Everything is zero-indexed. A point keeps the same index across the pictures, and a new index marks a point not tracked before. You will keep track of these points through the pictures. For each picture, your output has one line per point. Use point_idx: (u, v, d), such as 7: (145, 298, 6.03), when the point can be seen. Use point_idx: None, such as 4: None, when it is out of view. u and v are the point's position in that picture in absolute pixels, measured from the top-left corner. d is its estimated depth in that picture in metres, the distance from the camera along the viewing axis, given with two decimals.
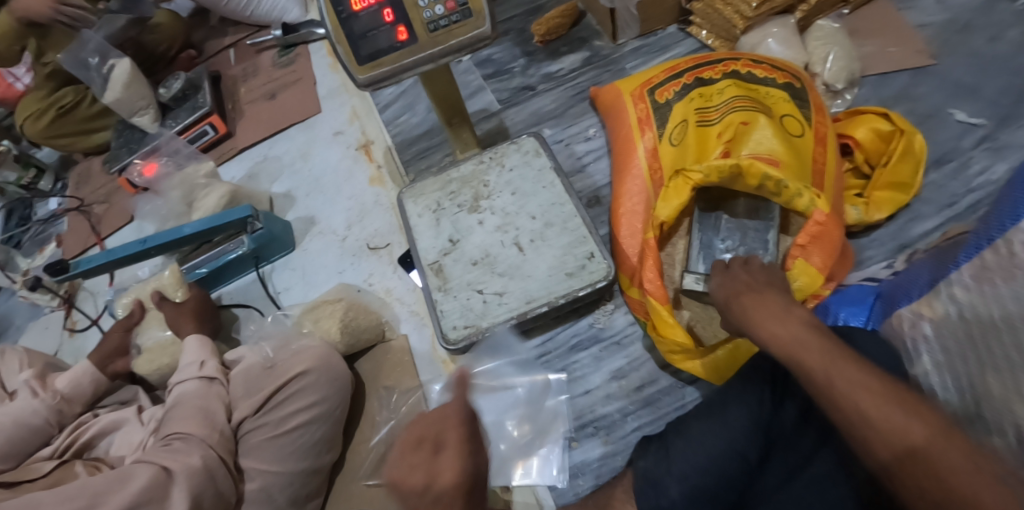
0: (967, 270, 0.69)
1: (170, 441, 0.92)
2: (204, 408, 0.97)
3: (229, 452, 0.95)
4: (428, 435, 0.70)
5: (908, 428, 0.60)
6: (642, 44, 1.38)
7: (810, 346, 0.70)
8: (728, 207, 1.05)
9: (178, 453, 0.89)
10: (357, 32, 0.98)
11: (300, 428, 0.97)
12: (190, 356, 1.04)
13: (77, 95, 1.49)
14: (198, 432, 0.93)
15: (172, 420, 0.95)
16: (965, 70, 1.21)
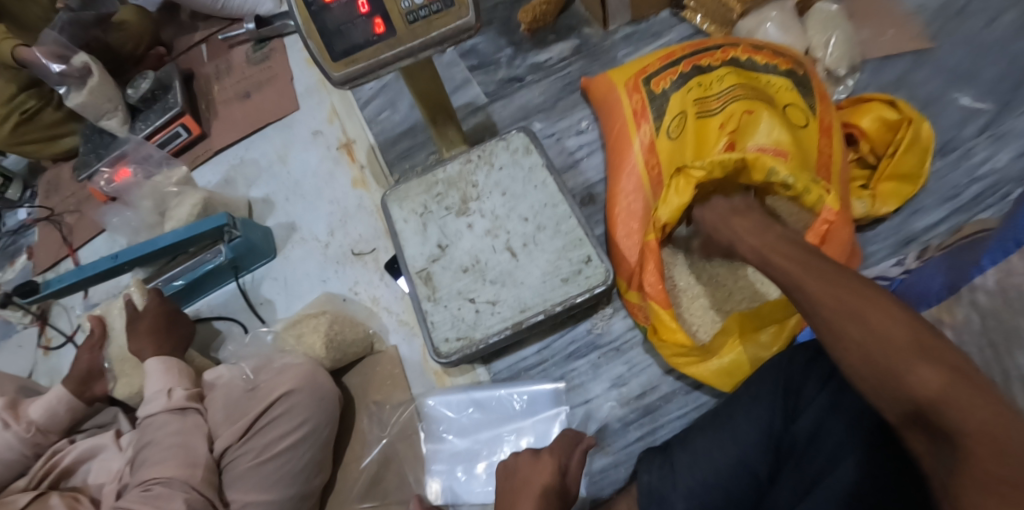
0: (992, 275, 0.63)
1: (150, 486, 0.87)
2: (181, 443, 0.91)
3: (212, 486, 0.89)
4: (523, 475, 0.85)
5: (916, 361, 0.55)
6: (633, 31, 1.32)
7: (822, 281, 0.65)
8: None
9: (160, 499, 0.84)
10: (330, 27, 0.91)
11: (289, 451, 0.92)
12: (161, 380, 0.98)
13: (41, 99, 1.42)
14: (179, 473, 0.87)
15: (148, 463, 0.89)
16: (967, 52, 1.16)
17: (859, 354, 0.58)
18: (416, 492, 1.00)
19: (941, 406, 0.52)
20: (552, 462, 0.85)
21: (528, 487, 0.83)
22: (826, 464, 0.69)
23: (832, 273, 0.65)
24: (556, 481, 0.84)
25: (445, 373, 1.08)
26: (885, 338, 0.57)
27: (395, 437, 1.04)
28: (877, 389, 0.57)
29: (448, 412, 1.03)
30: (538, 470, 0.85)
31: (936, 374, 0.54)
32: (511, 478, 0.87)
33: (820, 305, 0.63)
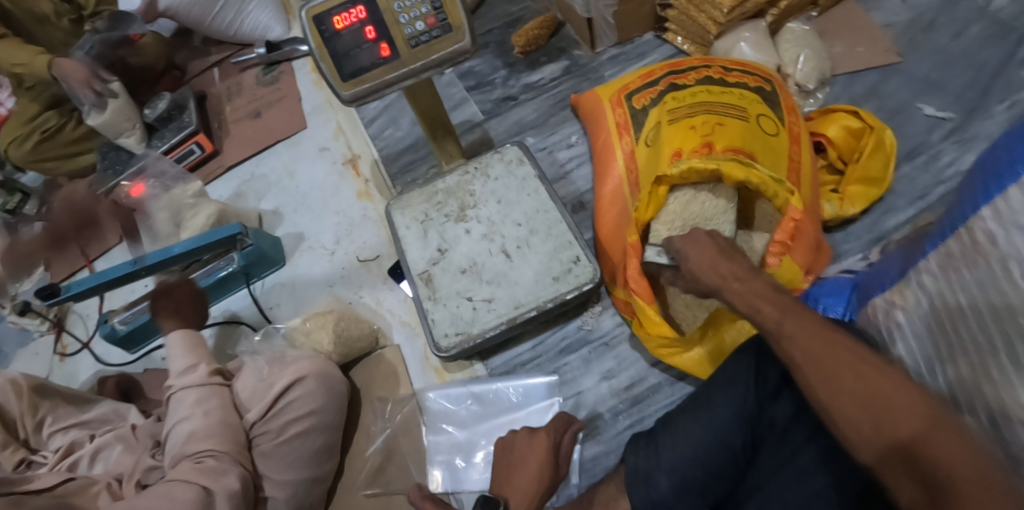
0: (933, 258, 0.71)
1: (201, 458, 0.91)
2: (221, 419, 0.96)
3: (247, 458, 0.96)
4: (518, 457, 0.92)
5: (892, 406, 0.59)
6: (620, 52, 1.41)
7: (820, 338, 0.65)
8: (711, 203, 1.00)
9: (215, 472, 0.89)
10: (340, 51, 0.99)
11: (303, 436, 0.99)
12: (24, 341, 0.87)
13: (61, 118, 1.52)
14: (225, 448, 0.93)
15: (189, 439, 0.93)
16: (933, 65, 1.25)
17: (845, 402, 0.61)
18: (418, 480, 1.06)
19: (903, 432, 0.58)
20: (546, 437, 0.92)
21: (524, 463, 0.90)
22: (802, 443, 0.75)
23: (820, 328, 0.66)
24: (544, 461, 0.90)
25: (445, 369, 1.14)
26: (888, 392, 0.60)
27: (397, 429, 1.10)
28: (863, 434, 0.60)
29: (448, 404, 1.10)
30: (533, 446, 0.92)
31: (899, 406, 0.59)
32: (510, 453, 0.93)
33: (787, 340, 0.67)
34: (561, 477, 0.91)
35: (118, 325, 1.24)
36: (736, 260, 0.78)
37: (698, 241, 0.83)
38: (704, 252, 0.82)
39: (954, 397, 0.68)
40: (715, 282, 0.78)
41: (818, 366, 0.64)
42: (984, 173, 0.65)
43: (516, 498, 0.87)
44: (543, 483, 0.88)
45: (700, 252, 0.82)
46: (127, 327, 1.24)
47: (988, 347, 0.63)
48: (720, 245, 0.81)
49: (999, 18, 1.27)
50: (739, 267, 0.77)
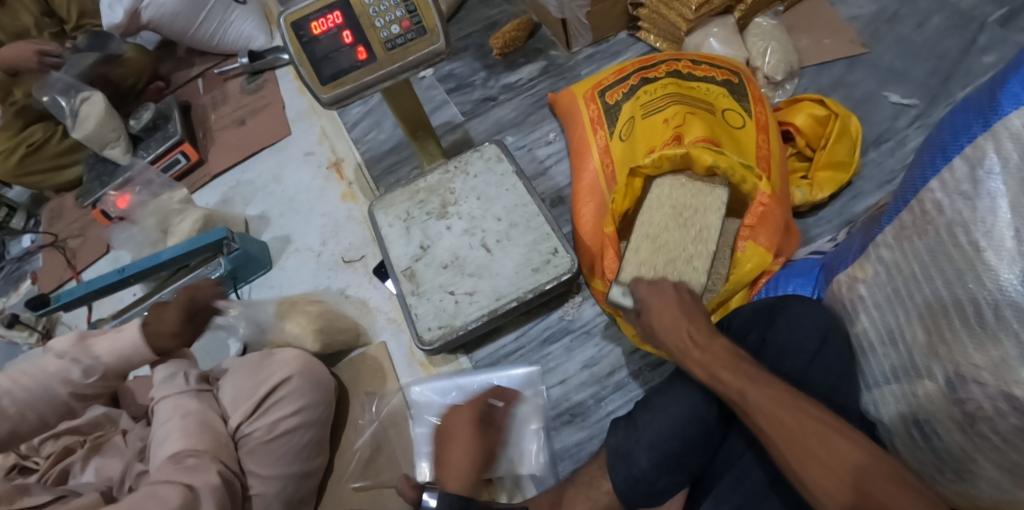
0: (889, 231, 0.77)
1: (182, 458, 0.91)
2: (202, 420, 0.97)
3: (231, 455, 0.96)
4: (449, 430, 0.96)
5: (860, 476, 0.63)
6: (595, 51, 1.45)
7: (788, 409, 0.67)
8: (690, 256, 0.96)
9: (196, 469, 0.90)
10: (319, 55, 1.02)
11: (292, 432, 1.01)
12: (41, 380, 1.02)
13: (46, 131, 1.53)
14: (208, 447, 0.94)
15: (173, 439, 0.93)
16: (896, 56, 1.30)
17: (816, 474, 0.65)
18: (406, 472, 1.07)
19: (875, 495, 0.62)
20: (470, 410, 0.97)
21: (453, 438, 0.94)
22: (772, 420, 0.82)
23: (785, 397, 0.68)
24: (470, 433, 0.94)
25: (431, 363, 1.16)
26: (850, 456, 0.64)
27: (385, 422, 1.12)
28: (839, 503, 0.63)
29: (433, 397, 1.10)
30: (459, 421, 0.96)
31: (867, 474, 0.63)
32: (442, 431, 0.97)
33: (757, 408, 0.69)
34: (492, 443, 0.96)
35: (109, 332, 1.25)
36: (698, 321, 0.79)
37: (662, 293, 0.83)
38: (666, 303, 0.82)
39: (913, 362, 0.73)
40: (674, 339, 0.79)
41: (790, 442, 0.66)
42: (932, 146, 0.72)
43: (451, 474, 0.91)
44: (475, 454, 0.92)
45: (662, 308, 0.82)
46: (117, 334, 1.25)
47: (940, 309, 0.69)
48: (683, 299, 0.82)
49: (960, 7, 1.32)
50: (697, 328, 0.78)
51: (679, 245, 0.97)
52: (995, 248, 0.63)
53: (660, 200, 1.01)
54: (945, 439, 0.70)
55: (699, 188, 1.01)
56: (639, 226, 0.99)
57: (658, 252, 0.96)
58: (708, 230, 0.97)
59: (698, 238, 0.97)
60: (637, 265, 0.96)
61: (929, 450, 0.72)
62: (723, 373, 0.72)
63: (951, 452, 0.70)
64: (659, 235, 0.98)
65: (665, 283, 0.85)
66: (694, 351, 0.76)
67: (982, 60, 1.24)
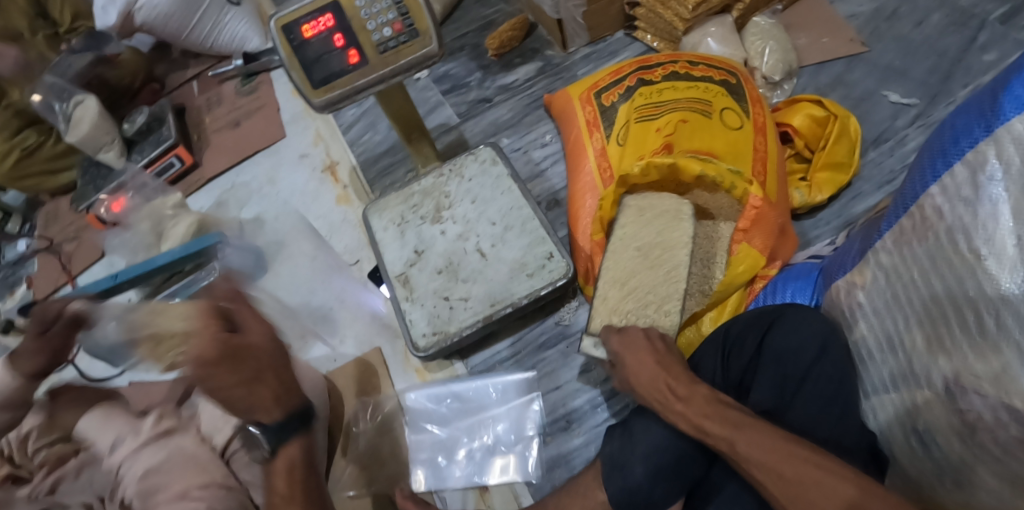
0: (889, 237, 0.75)
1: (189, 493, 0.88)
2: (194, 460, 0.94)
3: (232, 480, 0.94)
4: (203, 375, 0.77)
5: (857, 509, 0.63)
6: (592, 51, 1.43)
7: (774, 452, 0.69)
8: (662, 295, 0.92)
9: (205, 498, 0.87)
10: (310, 58, 1.01)
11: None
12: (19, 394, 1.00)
13: (41, 135, 1.51)
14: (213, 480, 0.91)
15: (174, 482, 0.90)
16: (896, 54, 1.28)
17: None
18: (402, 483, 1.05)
19: None
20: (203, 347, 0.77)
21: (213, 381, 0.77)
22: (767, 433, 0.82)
23: (775, 444, 0.69)
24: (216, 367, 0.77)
25: (426, 369, 1.16)
26: (846, 491, 0.64)
27: (378, 431, 1.11)
28: None
29: (427, 404, 1.09)
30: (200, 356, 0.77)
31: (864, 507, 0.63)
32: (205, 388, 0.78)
33: (745, 457, 0.70)
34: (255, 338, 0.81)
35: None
36: (676, 373, 0.81)
37: (633, 348, 0.85)
38: (642, 355, 0.84)
39: (912, 369, 0.71)
40: (654, 396, 0.81)
41: (783, 481, 0.67)
42: (932, 150, 0.71)
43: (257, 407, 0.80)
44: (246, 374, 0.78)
45: (638, 362, 0.84)
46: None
47: (939, 316, 0.67)
48: (658, 350, 0.84)
49: (960, 4, 1.30)
50: (677, 381, 0.79)
51: (649, 287, 0.93)
52: (996, 255, 0.61)
53: (625, 242, 0.97)
54: (945, 449, 0.68)
55: (664, 223, 0.97)
56: (605, 272, 0.96)
57: (627, 297, 0.94)
58: (678, 266, 0.93)
59: (669, 277, 0.93)
60: (608, 314, 0.94)
61: (929, 459, 0.70)
62: (709, 425, 0.74)
63: (951, 463, 0.68)
64: (627, 279, 0.95)
65: (637, 332, 0.87)
66: (677, 406, 0.78)
67: (983, 58, 1.23)
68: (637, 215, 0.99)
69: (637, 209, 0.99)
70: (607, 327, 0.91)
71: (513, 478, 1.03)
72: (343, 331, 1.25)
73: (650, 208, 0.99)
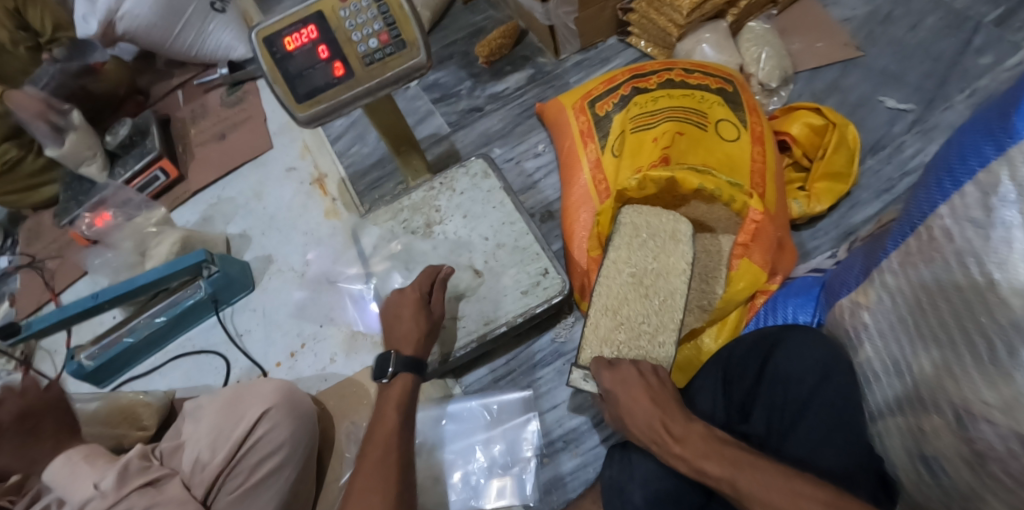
0: (894, 256, 0.73)
1: None
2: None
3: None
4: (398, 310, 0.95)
5: None
6: (584, 58, 1.40)
7: (778, 493, 0.66)
8: (654, 327, 0.89)
9: None
10: (293, 72, 0.97)
11: (272, 474, 0.96)
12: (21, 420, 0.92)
13: (21, 149, 1.46)
14: None
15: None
16: (892, 58, 1.26)
17: None
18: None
19: None
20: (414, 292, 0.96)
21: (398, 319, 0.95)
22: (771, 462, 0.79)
23: (777, 483, 0.67)
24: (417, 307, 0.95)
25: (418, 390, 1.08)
26: None
27: None
28: None
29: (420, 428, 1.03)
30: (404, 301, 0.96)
31: None
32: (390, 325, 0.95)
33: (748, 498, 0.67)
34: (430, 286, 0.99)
35: (87, 361, 1.20)
36: (670, 410, 0.78)
37: (627, 385, 0.81)
38: (635, 391, 0.81)
39: (919, 394, 0.69)
40: (650, 434, 0.78)
41: None
42: (939, 168, 0.69)
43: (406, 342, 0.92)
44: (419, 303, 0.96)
45: (631, 396, 0.80)
46: (97, 362, 1.20)
47: (949, 342, 0.65)
48: (652, 385, 0.81)
49: (955, 7, 1.28)
50: (672, 419, 0.76)
51: (642, 316, 0.90)
52: (1009, 279, 0.59)
53: (618, 265, 0.94)
54: (954, 477, 0.66)
55: (660, 247, 0.94)
56: (597, 297, 0.92)
57: (619, 327, 0.90)
58: (673, 295, 0.91)
59: (662, 307, 0.90)
60: (598, 344, 0.89)
61: (937, 487, 0.68)
62: (707, 466, 0.71)
63: (960, 491, 0.66)
64: (620, 307, 0.91)
65: (628, 369, 0.83)
66: (674, 447, 0.75)
67: (979, 61, 1.20)
68: (631, 236, 0.95)
69: (633, 227, 0.96)
70: (597, 358, 0.86)
71: (511, 501, 0.99)
72: (333, 350, 1.22)
73: (646, 228, 0.96)
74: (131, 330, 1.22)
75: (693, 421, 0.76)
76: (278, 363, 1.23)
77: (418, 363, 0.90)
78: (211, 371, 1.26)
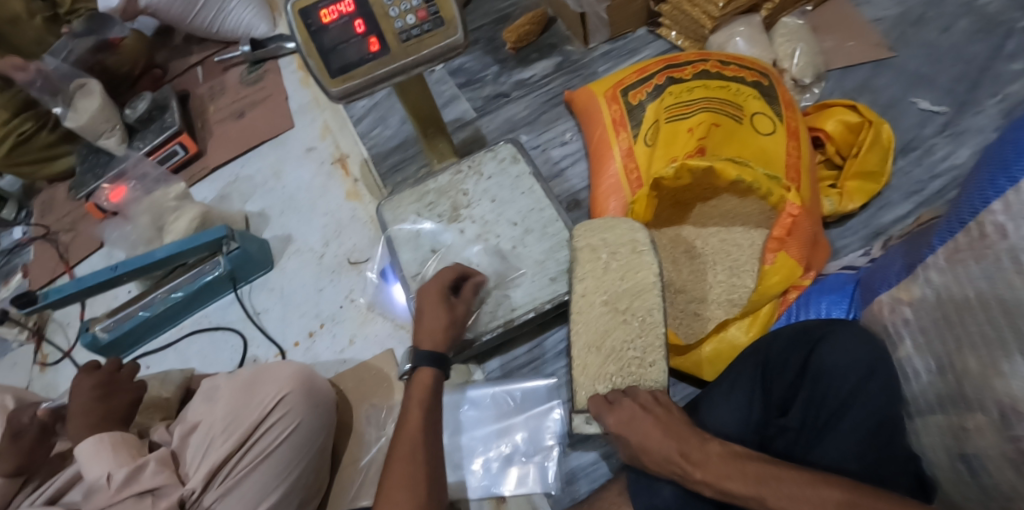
0: (941, 253, 0.72)
1: None
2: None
3: None
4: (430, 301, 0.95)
5: None
6: (612, 48, 1.39)
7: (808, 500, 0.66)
8: (639, 351, 0.87)
9: None
10: (327, 46, 0.95)
11: (284, 462, 0.94)
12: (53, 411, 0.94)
13: (38, 120, 1.44)
14: None
15: None
16: (923, 60, 1.24)
17: None
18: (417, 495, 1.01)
19: None
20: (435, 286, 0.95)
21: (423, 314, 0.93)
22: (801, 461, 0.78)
23: (803, 490, 0.66)
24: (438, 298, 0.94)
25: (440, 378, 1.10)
26: None
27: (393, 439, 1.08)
28: None
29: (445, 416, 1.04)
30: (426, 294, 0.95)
31: None
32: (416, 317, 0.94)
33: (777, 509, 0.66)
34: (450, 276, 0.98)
35: (102, 333, 1.19)
36: (684, 434, 0.74)
37: (636, 424, 0.77)
38: (644, 426, 0.77)
39: (962, 393, 0.68)
40: (667, 467, 0.74)
41: None
42: (992, 164, 0.67)
43: (427, 336, 0.91)
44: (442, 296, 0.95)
45: (643, 431, 0.76)
46: (112, 335, 1.19)
47: (997, 340, 0.64)
48: (660, 417, 0.77)
49: (987, 12, 1.27)
50: (688, 446, 0.73)
51: (628, 342, 0.88)
52: None
53: (589, 297, 0.91)
54: (995, 476, 0.65)
55: (625, 265, 0.92)
56: (576, 336, 0.91)
57: (607, 359, 0.88)
58: (650, 311, 0.88)
59: (642, 329, 0.87)
60: (592, 382, 0.88)
61: (977, 486, 0.68)
62: (733, 485, 0.69)
63: (1001, 491, 0.65)
64: (602, 340, 0.89)
65: (630, 406, 0.79)
66: (695, 471, 0.72)
67: (1011, 66, 1.19)
68: (598, 262, 0.93)
69: (592, 250, 0.94)
70: (595, 400, 0.83)
71: (531, 489, 0.99)
72: (352, 331, 1.21)
73: (604, 246, 0.94)
74: (147, 305, 1.21)
75: (709, 442, 0.73)
76: (297, 343, 1.22)
77: (439, 357, 0.89)
78: (230, 348, 1.25)
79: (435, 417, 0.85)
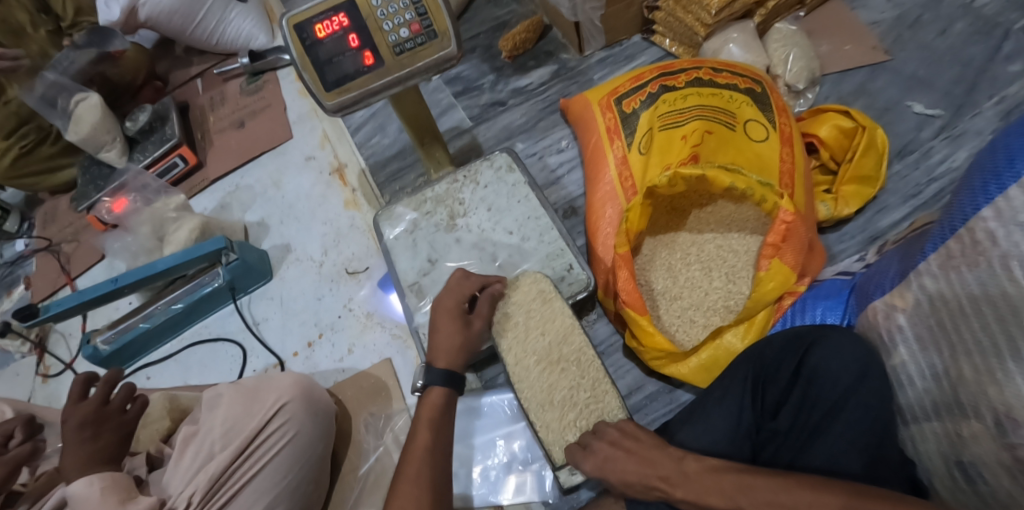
0: (933, 259, 0.73)
1: None
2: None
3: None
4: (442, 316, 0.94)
5: None
6: (608, 55, 1.40)
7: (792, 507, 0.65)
8: (589, 392, 0.91)
9: None
10: (323, 58, 0.96)
11: (276, 470, 0.94)
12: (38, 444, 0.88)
13: (40, 133, 1.46)
14: None
15: None
16: (920, 63, 1.25)
17: None
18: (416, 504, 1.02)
19: None
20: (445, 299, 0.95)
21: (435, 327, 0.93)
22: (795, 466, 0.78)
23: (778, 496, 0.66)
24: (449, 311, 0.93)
25: None
26: None
27: (391, 446, 1.09)
28: None
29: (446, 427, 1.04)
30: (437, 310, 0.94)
31: None
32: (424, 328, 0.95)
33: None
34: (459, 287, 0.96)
35: (103, 345, 1.19)
36: (664, 454, 0.76)
37: (612, 463, 0.79)
38: (620, 458, 0.79)
39: (957, 400, 0.69)
40: (651, 494, 0.76)
41: None
42: (983, 171, 0.68)
43: (438, 351, 0.91)
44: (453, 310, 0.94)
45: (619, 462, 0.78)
46: (113, 347, 1.19)
47: (991, 348, 0.64)
48: (632, 448, 0.79)
49: (983, 13, 1.27)
50: (665, 469, 0.75)
51: (575, 386, 0.91)
52: None
53: (523, 361, 0.94)
54: (992, 483, 0.65)
55: (541, 318, 0.96)
56: (528, 401, 0.92)
57: (563, 410, 0.90)
58: (581, 350, 0.93)
59: (582, 374, 0.92)
60: (558, 434, 0.90)
61: (974, 494, 0.68)
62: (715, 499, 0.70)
63: (998, 498, 0.65)
64: (551, 394, 0.92)
65: (601, 449, 0.81)
66: (677, 492, 0.73)
67: (1007, 68, 1.19)
68: (521, 326, 0.96)
69: (508, 315, 0.97)
70: (570, 449, 0.84)
71: (529, 498, 1.00)
72: (351, 340, 1.22)
73: (517, 308, 0.98)
74: (147, 316, 1.22)
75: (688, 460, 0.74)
76: (295, 353, 1.23)
77: (451, 376, 0.89)
78: (231, 360, 1.25)
79: (444, 432, 0.86)
